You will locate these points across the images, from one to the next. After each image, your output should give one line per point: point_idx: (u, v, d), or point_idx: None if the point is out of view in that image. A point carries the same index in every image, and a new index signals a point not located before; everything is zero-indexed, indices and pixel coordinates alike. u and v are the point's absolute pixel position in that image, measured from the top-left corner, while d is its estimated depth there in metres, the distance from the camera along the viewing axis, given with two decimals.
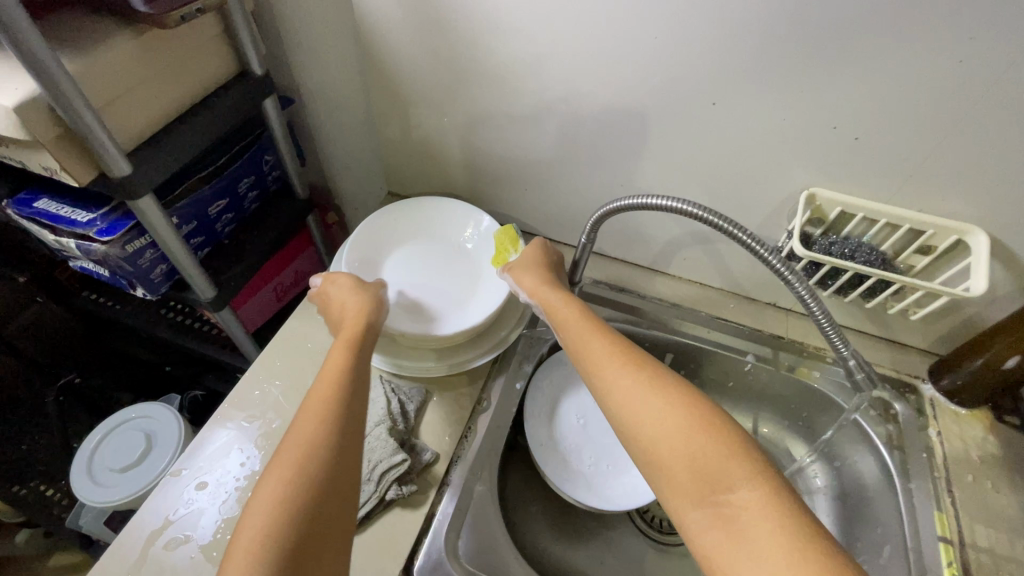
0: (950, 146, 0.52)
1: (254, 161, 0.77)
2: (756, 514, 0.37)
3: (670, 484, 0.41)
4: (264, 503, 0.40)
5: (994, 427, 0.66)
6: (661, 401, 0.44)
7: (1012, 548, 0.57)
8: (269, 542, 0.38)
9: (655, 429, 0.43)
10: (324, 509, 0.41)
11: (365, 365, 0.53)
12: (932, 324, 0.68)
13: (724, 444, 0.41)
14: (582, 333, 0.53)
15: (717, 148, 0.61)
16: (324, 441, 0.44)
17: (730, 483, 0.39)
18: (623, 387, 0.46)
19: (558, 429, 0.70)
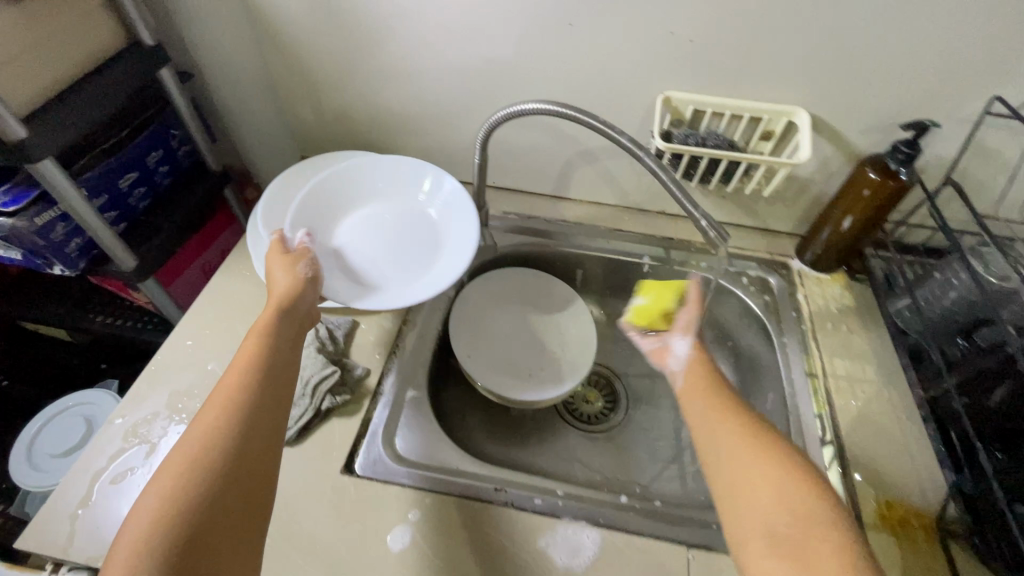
0: (764, 38, 0.62)
1: (161, 135, 0.79)
2: (827, 540, 0.40)
3: (749, 510, 0.44)
4: (161, 483, 0.41)
5: (848, 285, 0.78)
6: (772, 468, 0.46)
7: (864, 373, 0.69)
8: (164, 524, 0.39)
9: (748, 473, 0.46)
10: (223, 492, 0.42)
11: (282, 354, 0.53)
12: (790, 206, 0.79)
13: (819, 502, 0.43)
14: (695, 382, 0.57)
15: (584, 67, 0.69)
16: (234, 425, 0.45)
17: (822, 518, 0.42)
18: (723, 437, 0.50)
19: (485, 344, 0.77)
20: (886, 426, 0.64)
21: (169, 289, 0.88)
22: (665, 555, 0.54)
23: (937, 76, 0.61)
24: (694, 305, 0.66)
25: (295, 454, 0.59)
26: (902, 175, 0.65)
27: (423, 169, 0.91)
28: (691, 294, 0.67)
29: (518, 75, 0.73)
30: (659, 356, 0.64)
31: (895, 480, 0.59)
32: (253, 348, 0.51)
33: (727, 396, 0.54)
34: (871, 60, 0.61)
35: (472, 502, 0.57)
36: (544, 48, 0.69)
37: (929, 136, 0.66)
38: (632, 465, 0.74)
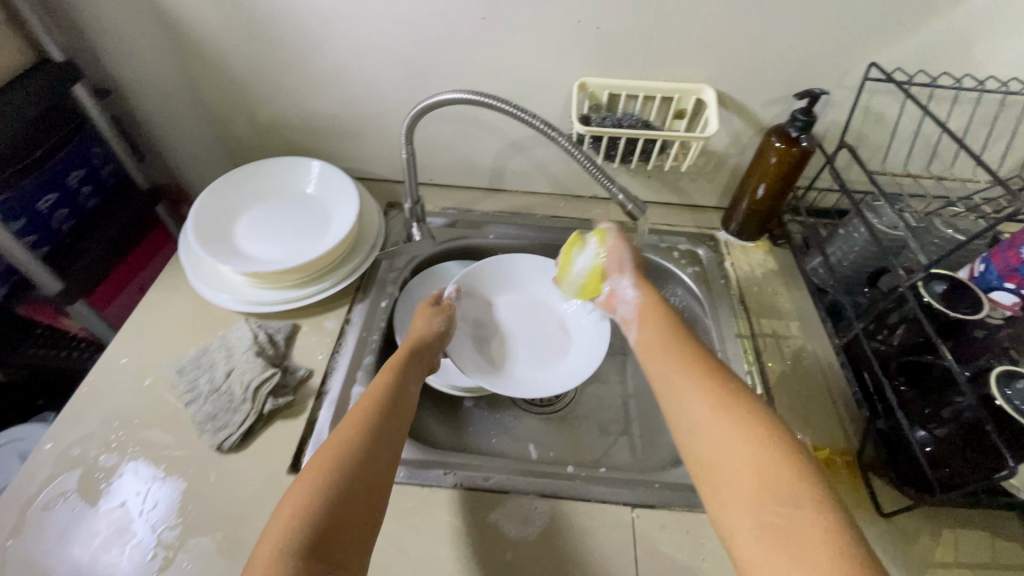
0: (664, 22, 0.66)
1: (81, 152, 0.77)
2: (801, 515, 0.39)
3: (718, 463, 0.45)
4: (302, 487, 0.44)
5: (771, 250, 0.82)
6: (733, 425, 0.46)
7: (788, 329, 0.73)
8: (301, 518, 0.41)
9: (723, 449, 0.45)
10: (354, 502, 0.44)
11: (410, 395, 0.56)
12: (712, 179, 0.84)
13: (785, 462, 0.43)
14: (665, 345, 0.56)
15: (502, 59, 0.72)
16: (363, 439, 0.48)
17: (795, 498, 0.41)
18: (700, 405, 0.49)
19: (502, 351, 0.76)
20: (810, 376, 0.68)
21: (104, 313, 0.86)
22: (612, 517, 0.56)
23: (820, 48, 0.66)
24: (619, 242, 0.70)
25: (239, 460, 0.58)
26: (802, 142, 0.70)
27: (358, 171, 0.92)
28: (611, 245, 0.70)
29: (440, 71, 0.75)
30: (619, 303, 0.66)
31: (820, 425, 0.64)
32: (382, 379, 0.56)
33: (695, 358, 0.53)
34: (763, 37, 0.66)
35: (421, 487, 0.57)
36: (462, 42, 0.71)
37: (822, 104, 0.71)
38: (584, 441, 0.76)
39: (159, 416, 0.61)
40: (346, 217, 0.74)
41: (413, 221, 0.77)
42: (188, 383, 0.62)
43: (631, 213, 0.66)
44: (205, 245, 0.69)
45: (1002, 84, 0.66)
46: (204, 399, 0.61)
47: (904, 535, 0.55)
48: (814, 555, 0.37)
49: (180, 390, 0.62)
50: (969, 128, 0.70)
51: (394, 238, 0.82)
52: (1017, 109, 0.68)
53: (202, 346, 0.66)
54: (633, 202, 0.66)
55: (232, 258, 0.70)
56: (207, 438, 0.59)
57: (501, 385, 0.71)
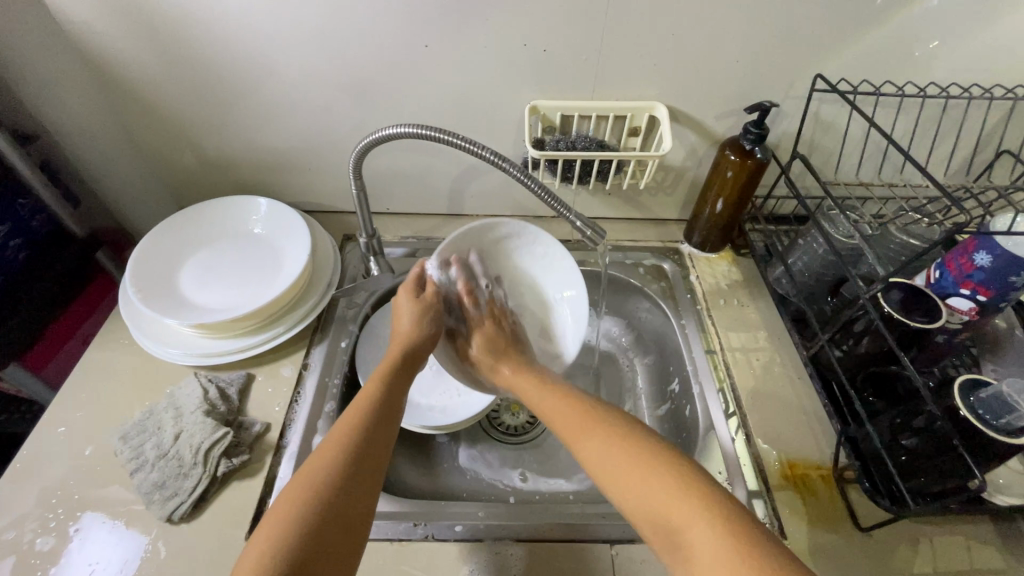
0: (611, 42, 0.65)
1: (6, 205, 0.72)
2: (694, 527, 0.40)
3: (620, 486, 0.45)
4: (274, 520, 0.40)
5: (734, 260, 0.82)
6: (620, 456, 0.47)
7: (755, 341, 0.73)
8: (272, 552, 0.38)
9: (624, 490, 0.45)
10: (331, 527, 0.40)
11: (397, 402, 0.53)
12: (673, 193, 0.83)
13: (668, 484, 0.43)
14: (541, 400, 0.58)
15: (450, 85, 0.70)
16: (345, 461, 0.44)
17: (686, 525, 0.40)
18: (588, 446, 0.49)
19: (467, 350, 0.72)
20: (780, 388, 0.68)
21: (39, 372, 0.81)
22: (591, 557, 0.54)
23: (767, 62, 0.67)
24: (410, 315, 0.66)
25: (193, 530, 0.54)
26: (756, 154, 0.70)
27: (311, 204, 0.88)
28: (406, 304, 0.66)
29: (388, 99, 0.73)
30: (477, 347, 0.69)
31: (794, 439, 0.63)
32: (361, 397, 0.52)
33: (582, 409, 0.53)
34: (710, 53, 0.66)
35: (390, 543, 0.54)
36: (407, 70, 0.69)
37: (773, 116, 0.72)
38: (560, 471, 0.74)
39: (103, 489, 0.57)
40: (298, 257, 0.71)
41: (369, 255, 0.74)
42: (132, 449, 0.58)
43: (591, 238, 0.65)
44: (145, 299, 0.64)
45: (943, 89, 0.67)
46: (150, 466, 0.57)
47: (885, 549, 0.55)
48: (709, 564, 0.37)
49: (125, 457, 0.58)
50: (915, 132, 0.71)
51: (352, 273, 0.80)
52: (958, 113, 0.69)
53: (148, 406, 0.62)
54: (592, 228, 0.64)
55: (177, 310, 0.65)
56: (154, 509, 0.54)
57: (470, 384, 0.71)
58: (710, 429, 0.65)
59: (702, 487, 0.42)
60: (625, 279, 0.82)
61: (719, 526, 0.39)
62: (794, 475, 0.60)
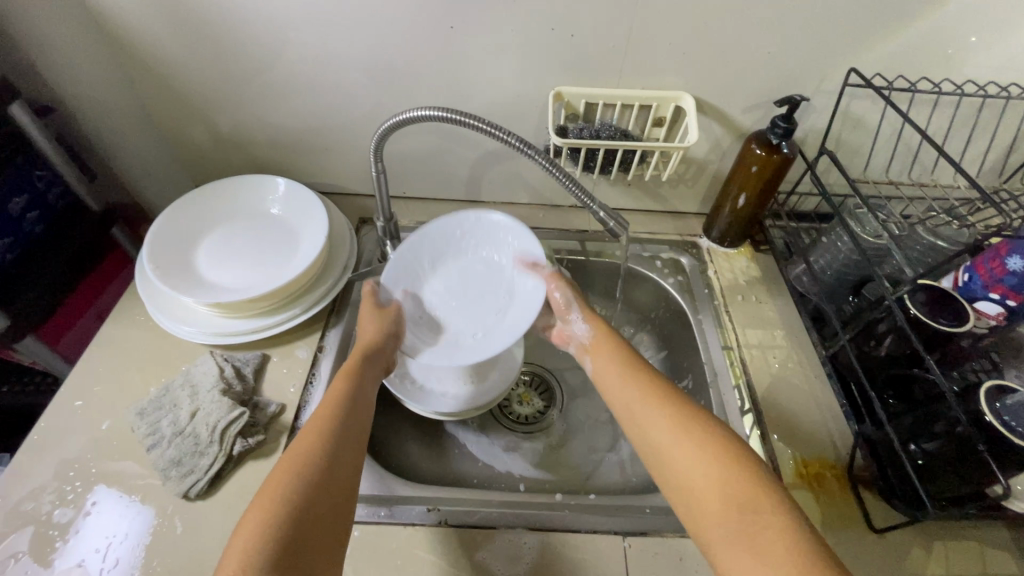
0: (641, 28, 0.64)
1: (22, 177, 0.72)
2: (767, 510, 0.41)
3: (681, 469, 0.46)
4: (263, 505, 0.41)
5: (753, 256, 0.81)
6: (690, 441, 0.47)
7: (773, 339, 0.72)
8: (258, 537, 0.39)
9: (690, 469, 0.46)
10: (314, 509, 0.42)
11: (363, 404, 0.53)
12: (694, 186, 0.82)
13: (738, 471, 0.44)
14: (608, 371, 0.57)
15: (474, 67, 0.69)
16: (324, 450, 0.45)
17: (758, 508, 0.41)
18: (657, 426, 0.49)
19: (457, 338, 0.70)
20: (795, 388, 0.67)
21: (55, 347, 0.80)
22: (604, 548, 0.54)
23: (800, 54, 0.65)
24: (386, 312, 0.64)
25: (208, 507, 0.55)
26: (783, 148, 0.69)
27: (326, 186, 0.88)
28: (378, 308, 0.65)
29: (410, 80, 0.71)
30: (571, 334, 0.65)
31: (809, 439, 0.63)
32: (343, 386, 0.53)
33: (650, 387, 0.53)
34: (741, 43, 0.64)
35: (403, 527, 0.55)
36: (431, 51, 0.68)
37: (802, 110, 0.70)
38: (571, 462, 0.74)
39: (120, 463, 0.57)
40: (316, 238, 0.70)
41: (386, 239, 0.74)
42: (149, 425, 0.58)
43: (613, 230, 0.65)
44: (162, 276, 0.64)
45: (980, 88, 0.65)
46: (167, 442, 0.57)
47: (899, 551, 0.54)
48: (776, 553, 0.38)
49: (141, 433, 0.58)
50: (948, 131, 0.70)
51: (368, 256, 0.80)
52: (994, 112, 0.67)
53: (164, 383, 0.62)
54: (614, 219, 0.64)
55: (195, 288, 0.65)
56: (170, 486, 0.55)
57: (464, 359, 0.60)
58: (725, 425, 0.65)
59: (767, 478, 0.44)
60: (640, 271, 0.82)
61: (790, 516, 0.41)
62: (809, 474, 0.60)
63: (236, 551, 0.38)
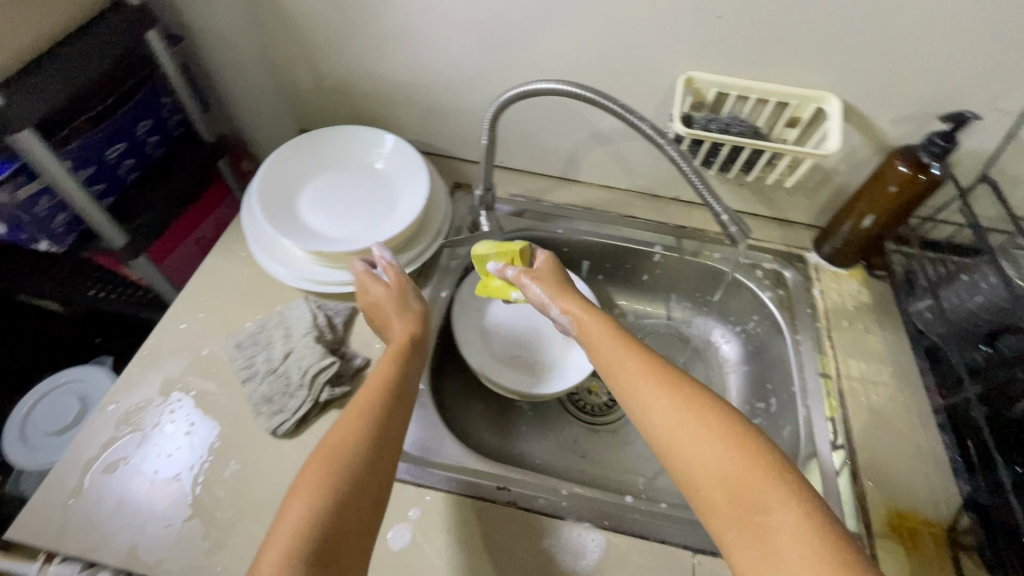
0: (798, 17, 0.58)
1: (150, 102, 0.74)
2: (781, 517, 0.37)
3: (688, 452, 0.41)
4: (300, 499, 0.40)
5: (866, 281, 0.75)
6: (696, 422, 0.43)
7: (879, 374, 0.66)
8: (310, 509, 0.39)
9: (695, 459, 0.41)
10: (351, 507, 0.41)
11: (405, 377, 0.52)
12: (813, 196, 0.75)
13: (753, 467, 0.39)
14: (605, 341, 0.52)
15: (602, 40, 0.65)
16: (355, 441, 0.44)
17: (768, 507, 0.38)
18: (654, 401, 0.45)
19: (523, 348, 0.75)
20: (898, 431, 0.62)
21: (160, 266, 0.85)
22: (673, 560, 0.53)
23: (981, 65, 0.57)
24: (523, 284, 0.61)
25: (292, 446, 0.57)
26: (933, 169, 0.61)
27: (424, 145, 0.87)
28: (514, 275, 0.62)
29: (531, 47, 0.68)
30: (560, 329, 0.60)
31: (907, 488, 0.58)
32: (378, 371, 0.51)
33: (650, 365, 0.48)
34: (913, 45, 0.57)
35: (474, 501, 0.55)
36: (560, 21, 0.64)
37: (966, 128, 0.62)
38: (634, 461, 0.72)
39: (219, 391, 0.60)
40: (416, 201, 0.70)
41: (481, 209, 0.72)
42: (245, 358, 0.61)
43: (732, 235, 0.60)
44: (268, 215, 0.67)
45: None
46: (260, 379, 0.60)
47: None
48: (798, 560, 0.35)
49: (238, 365, 0.61)
50: None
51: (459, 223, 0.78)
52: None
53: (261, 321, 0.65)
54: (737, 224, 0.59)
55: (296, 233, 0.67)
56: (262, 421, 0.57)
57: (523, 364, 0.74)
58: (813, 456, 0.61)
59: (773, 467, 0.39)
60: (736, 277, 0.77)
61: (808, 523, 0.37)
62: (902, 526, 0.56)
63: (276, 555, 0.37)
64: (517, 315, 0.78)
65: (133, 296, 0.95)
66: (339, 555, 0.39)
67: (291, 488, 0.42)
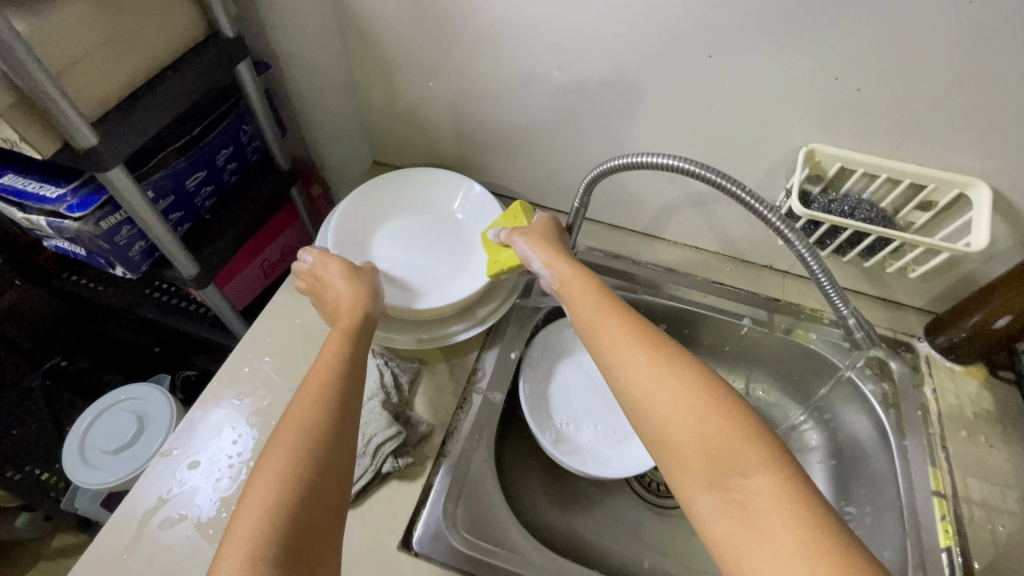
0: (953, 96, 0.50)
1: (233, 130, 0.73)
2: (760, 483, 0.36)
3: (666, 421, 0.40)
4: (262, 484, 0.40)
5: (988, 383, 0.66)
6: (675, 388, 0.41)
7: (1004, 501, 0.58)
8: (276, 484, 0.39)
9: (675, 428, 0.39)
10: (315, 470, 0.41)
11: (359, 352, 0.52)
12: (930, 282, 0.67)
13: (733, 432, 0.38)
14: (591, 304, 0.49)
15: (713, 102, 0.59)
16: (312, 417, 0.44)
17: (745, 468, 0.36)
18: (636, 369, 0.43)
19: (587, 420, 0.69)
20: None
21: (224, 290, 0.84)
22: None
23: None
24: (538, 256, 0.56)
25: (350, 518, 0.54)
26: None
27: (499, 186, 0.83)
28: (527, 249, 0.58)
29: (632, 101, 0.63)
30: (544, 287, 0.57)
31: None
32: (330, 350, 0.50)
33: (621, 329, 0.46)
34: None
35: None
36: (669, 78, 0.59)
37: None
38: (702, 557, 0.66)
39: None
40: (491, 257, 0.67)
41: None
42: None
43: (859, 340, 0.59)
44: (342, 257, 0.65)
45: None
46: None
47: None
48: (773, 526, 0.34)
49: None
50: None
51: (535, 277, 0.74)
52: None
53: None
54: (865, 330, 0.59)
55: None
56: None
57: (584, 437, 0.67)
58: None
59: (751, 432, 0.38)
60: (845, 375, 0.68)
61: (783, 486, 0.35)
62: None
63: (243, 539, 0.37)
64: (586, 383, 0.72)
65: (196, 312, 0.96)
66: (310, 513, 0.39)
67: (253, 470, 0.42)
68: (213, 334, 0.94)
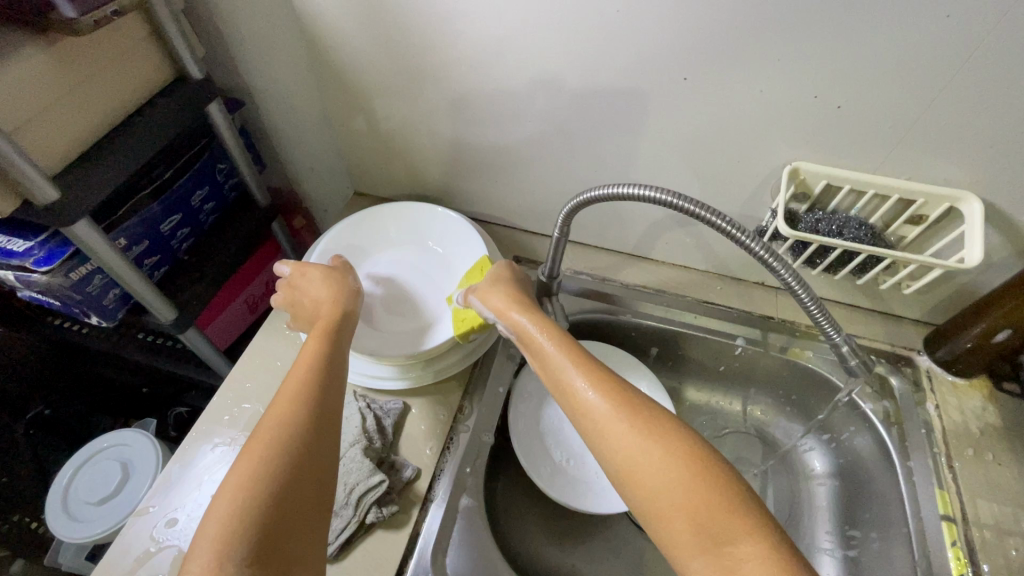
0: (937, 108, 0.49)
1: (208, 170, 0.73)
2: (750, 553, 0.33)
3: (645, 486, 0.37)
4: (230, 491, 0.37)
5: (992, 397, 0.63)
6: (655, 446, 0.38)
7: (1017, 523, 0.55)
8: (251, 492, 0.37)
9: (656, 493, 0.37)
10: (294, 478, 0.39)
11: (339, 356, 0.50)
12: (925, 295, 0.65)
13: (721, 494, 0.36)
14: (559, 357, 0.47)
15: (693, 122, 0.58)
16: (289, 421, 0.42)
17: (734, 535, 0.34)
18: (611, 429, 0.40)
19: (583, 453, 0.67)
20: None
21: (206, 331, 0.83)
22: None
23: None
24: (496, 309, 0.55)
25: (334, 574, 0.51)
26: None
27: (483, 213, 0.82)
28: (490, 303, 0.56)
29: (609, 126, 0.61)
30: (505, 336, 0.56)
31: None
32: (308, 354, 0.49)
33: (600, 376, 0.44)
34: None
35: None
36: (647, 101, 0.57)
37: None
38: None
39: None
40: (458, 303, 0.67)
41: (542, 298, 0.66)
42: None
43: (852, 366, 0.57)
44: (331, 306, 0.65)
45: None
46: None
47: None
48: None
49: None
50: None
51: None
52: None
53: None
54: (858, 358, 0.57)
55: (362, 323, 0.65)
56: None
57: (581, 471, 0.65)
58: None
59: (740, 497, 0.36)
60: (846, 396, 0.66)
61: (776, 555, 0.33)
62: None
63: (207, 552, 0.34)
64: None
65: (183, 351, 0.95)
66: (285, 526, 0.37)
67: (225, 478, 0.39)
68: (202, 374, 0.93)
